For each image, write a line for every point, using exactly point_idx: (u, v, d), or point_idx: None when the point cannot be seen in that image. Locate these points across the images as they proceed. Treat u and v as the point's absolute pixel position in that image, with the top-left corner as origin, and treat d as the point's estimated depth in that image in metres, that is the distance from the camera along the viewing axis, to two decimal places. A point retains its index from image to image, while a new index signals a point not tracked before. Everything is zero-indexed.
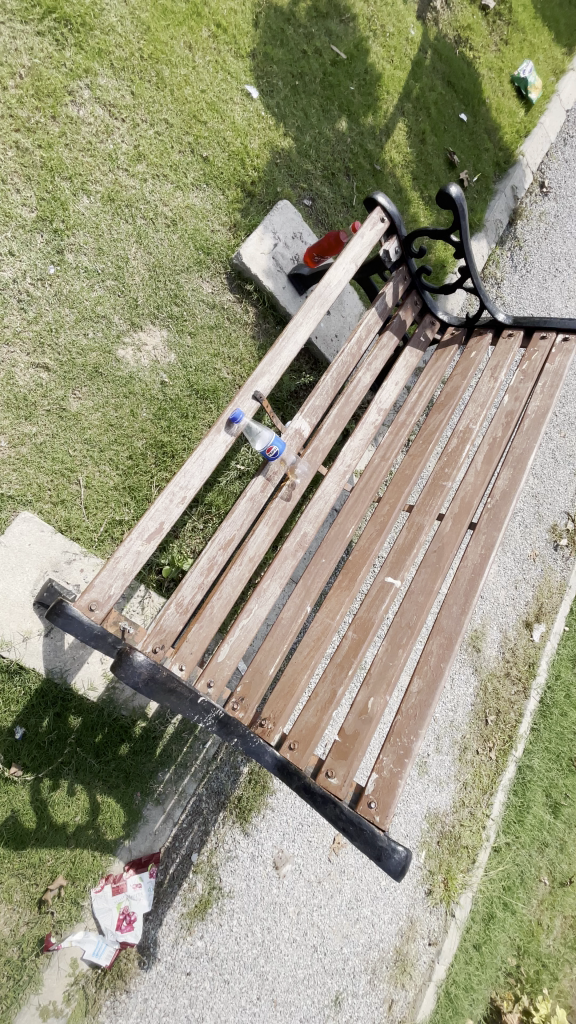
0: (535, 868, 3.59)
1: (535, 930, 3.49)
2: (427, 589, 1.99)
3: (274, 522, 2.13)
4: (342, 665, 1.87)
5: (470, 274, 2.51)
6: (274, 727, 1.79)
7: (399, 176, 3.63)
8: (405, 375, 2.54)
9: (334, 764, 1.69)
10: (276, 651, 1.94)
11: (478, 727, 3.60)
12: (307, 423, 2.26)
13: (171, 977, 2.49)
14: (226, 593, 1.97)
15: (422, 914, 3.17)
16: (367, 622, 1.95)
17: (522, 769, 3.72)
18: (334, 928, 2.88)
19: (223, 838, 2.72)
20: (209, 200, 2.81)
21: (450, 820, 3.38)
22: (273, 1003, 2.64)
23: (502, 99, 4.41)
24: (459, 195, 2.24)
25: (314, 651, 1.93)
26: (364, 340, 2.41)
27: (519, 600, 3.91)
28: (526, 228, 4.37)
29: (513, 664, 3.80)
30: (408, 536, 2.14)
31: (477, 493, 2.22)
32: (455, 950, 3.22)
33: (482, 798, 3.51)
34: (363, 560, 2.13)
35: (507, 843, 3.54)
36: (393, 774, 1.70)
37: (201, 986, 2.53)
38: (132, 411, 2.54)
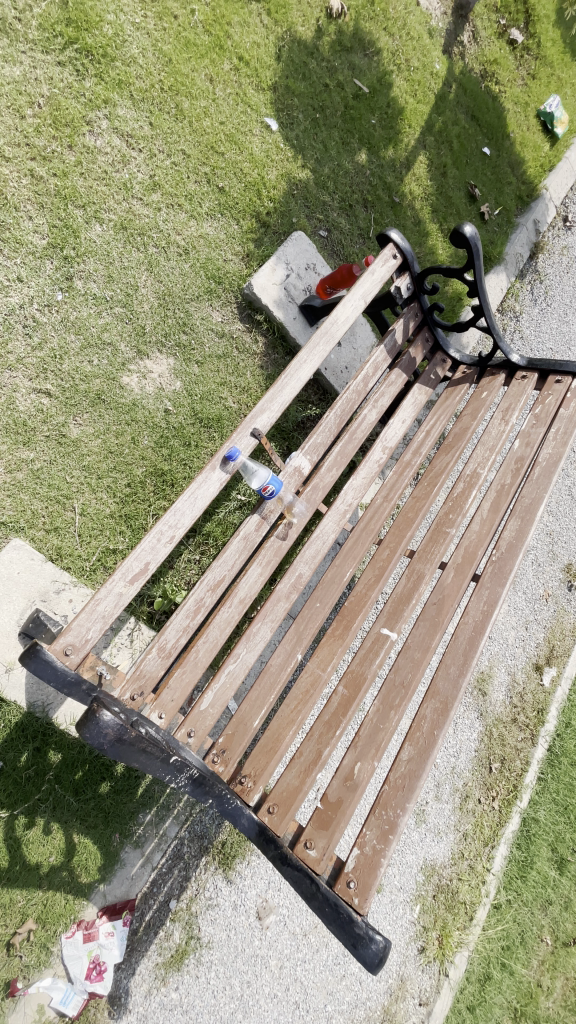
0: (537, 927, 3.36)
1: (534, 993, 3.25)
2: (424, 646, 1.89)
3: (267, 561, 2.04)
4: (329, 724, 1.76)
5: (483, 312, 2.43)
6: (254, 787, 1.70)
7: (419, 207, 3.60)
8: (413, 411, 2.44)
9: (314, 834, 1.59)
10: (262, 703, 1.85)
11: (482, 774, 3.42)
12: (307, 460, 2.18)
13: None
14: (213, 637, 1.89)
15: (413, 972, 2.99)
16: (359, 676, 1.84)
17: (527, 821, 3.51)
18: (318, 984, 2.71)
19: (204, 885, 2.60)
20: (223, 230, 2.81)
21: (447, 874, 3.19)
22: None
23: (527, 133, 4.39)
24: (474, 234, 2.17)
25: (301, 705, 1.83)
26: (371, 377, 2.33)
27: (529, 642, 3.74)
28: (548, 261, 4.31)
29: (521, 709, 3.62)
30: (407, 585, 2.03)
31: (482, 542, 2.12)
32: (447, 1012, 3.02)
33: (483, 851, 3.32)
34: (360, 608, 2.02)
35: (508, 900, 3.32)
36: (376, 851, 1.58)
37: None
38: (133, 439, 2.50)
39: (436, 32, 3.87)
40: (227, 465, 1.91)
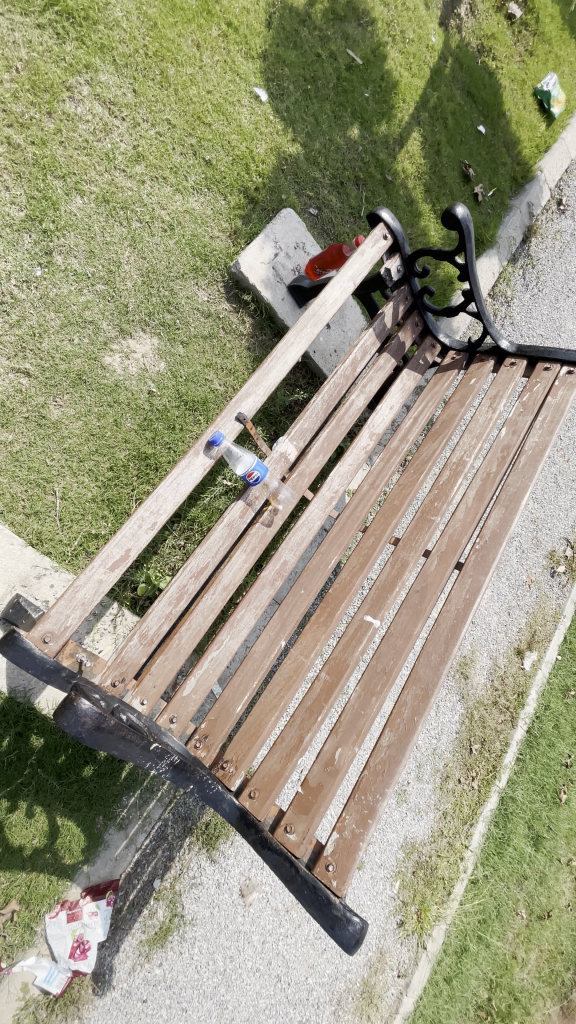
0: (513, 901, 3.47)
1: (509, 964, 3.37)
2: (406, 633, 1.89)
3: (252, 548, 2.02)
4: (312, 711, 1.76)
5: (474, 296, 2.39)
6: (235, 772, 1.71)
7: (411, 187, 3.52)
8: (402, 397, 2.41)
9: (294, 818, 1.60)
10: (245, 690, 1.85)
11: (462, 756, 3.49)
12: (293, 446, 2.14)
13: (126, 1005, 2.42)
14: (196, 623, 1.87)
15: (392, 945, 3.08)
16: (342, 663, 1.84)
17: (505, 800, 3.60)
18: (299, 957, 2.78)
19: (188, 864, 2.63)
20: (210, 205, 2.73)
21: (427, 851, 3.27)
22: None
23: (523, 112, 4.30)
24: (466, 216, 2.13)
25: (284, 691, 1.83)
26: (359, 361, 2.30)
27: (511, 627, 3.79)
28: (540, 245, 4.25)
29: (501, 692, 3.68)
30: (391, 573, 2.03)
31: (466, 530, 2.12)
32: (425, 982, 3.12)
33: (461, 829, 3.41)
34: (344, 595, 2.02)
35: (484, 875, 3.43)
36: (355, 835, 1.59)
37: (157, 1014, 2.45)
38: (116, 422, 2.45)
39: (432, 2, 3.75)
40: (209, 452, 1.87)
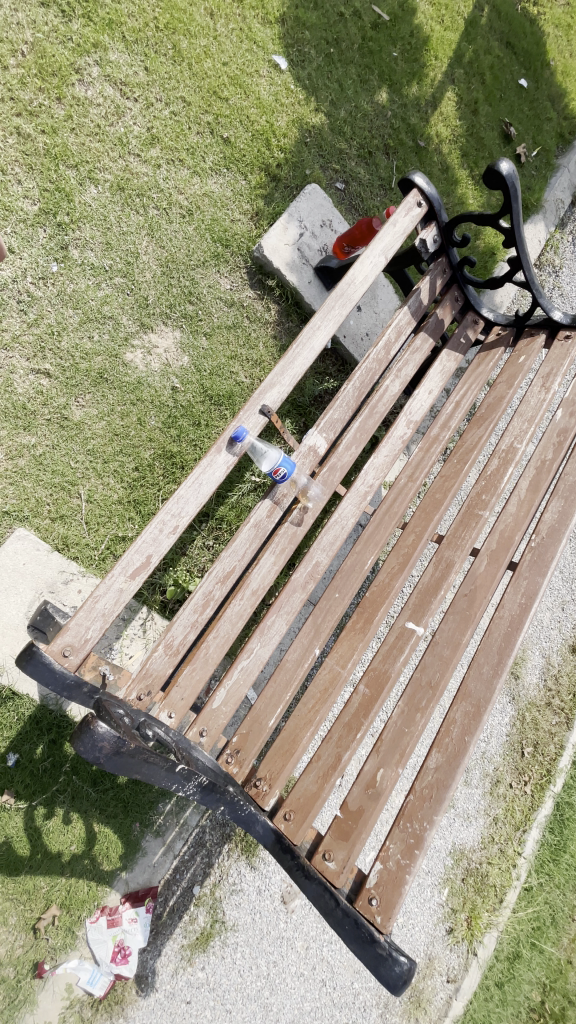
0: (569, 908, 3.27)
1: (563, 969, 3.16)
2: (454, 642, 1.71)
3: (282, 549, 1.88)
4: (350, 726, 1.61)
5: (522, 265, 2.15)
6: (269, 790, 1.61)
7: (446, 151, 3.25)
8: (441, 380, 2.21)
9: (333, 845, 1.45)
10: (278, 702, 1.74)
11: (513, 759, 3.29)
12: (323, 439, 1.99)
13: (170, 1006, 2.38)
14: (224, 632, 1.76)
15: (441, 952, 2.94)
16: (382, 675, 1.67)
17: (561, 806, 3.38)
18: (345, 963, 2.69)
19: (228, 871, 2.57)
20: (229, 187, 2.59)
21: (477, 858, 3.10)
22: None
23: (569, 61, 3.91)
24: (511, 172, 1.89)
25: (319, 704, 1.70)
26: (394, 343, 2.11)
27: (565, 623, 3.52)
28: None
29: (555, 693, 3.44)
30: (436, 573, 1.83)
31: (519, 527, 1.91)
32: (475, 987, 2.96)
33: (514, 835, 3.21)
34: (382, 599, 1.85)
35: (539, 884, 3.22)
36: (400, 866, 1.45)
37: (201, 1015, 2.40)
38: (139, 420, 2.36)
39: None
40: (232, 450, 1.76)
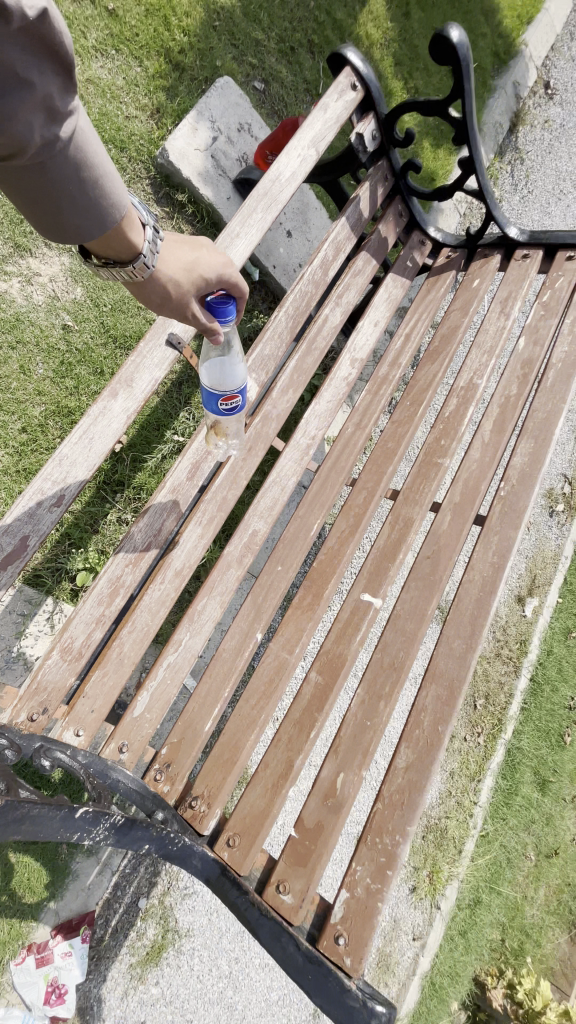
0: (522, 845, 3.31)
1: (520, 905, 3.26)
2: (420, 614, 1.45)
3: (210, 519, 1.54)
4: (301, 724, 1.34)
5: (475, 169, 1.82)
6: (209, 811, 1.31)
7: (377, 58, 2.87)
8: (387, 310, 1.91)
9: (288, 874, 1.20)
10: (214, 701, 1.44)
11: (466, 713, 3.25)
12: (253, 380, 1.64)
13: None
14: (142, 625, 1.42)
15: (405, 910, 2.93)
16: (338, 658, 1.41)
17: (511, 752, 3.38)
18: None
19: (178, 875, 2.31)
20: (120, 73, 2.11)
21: (435, 814, 3.10)
22: None
23: None
24: (463, 43, 1.54)
25: (264, 699, 1.42)
26: (331, 264, 1.77)
27: (511, 574, 3.47)
28: (528, 138, 3.66)
29: (503, 643, 3.41)
30: (395, 534, 1.58)
31: (485, 475, 1.66)
32: (440, 941, 2.99)
33: (469, 786, 3.19)
34: (333, 569, 1.58)
35: (494, 828, 3.24)
36: (371, 892, 1.21)
37: None
38: (23, 368, 1.90)
39: None
40: (161, 244, 1.01)
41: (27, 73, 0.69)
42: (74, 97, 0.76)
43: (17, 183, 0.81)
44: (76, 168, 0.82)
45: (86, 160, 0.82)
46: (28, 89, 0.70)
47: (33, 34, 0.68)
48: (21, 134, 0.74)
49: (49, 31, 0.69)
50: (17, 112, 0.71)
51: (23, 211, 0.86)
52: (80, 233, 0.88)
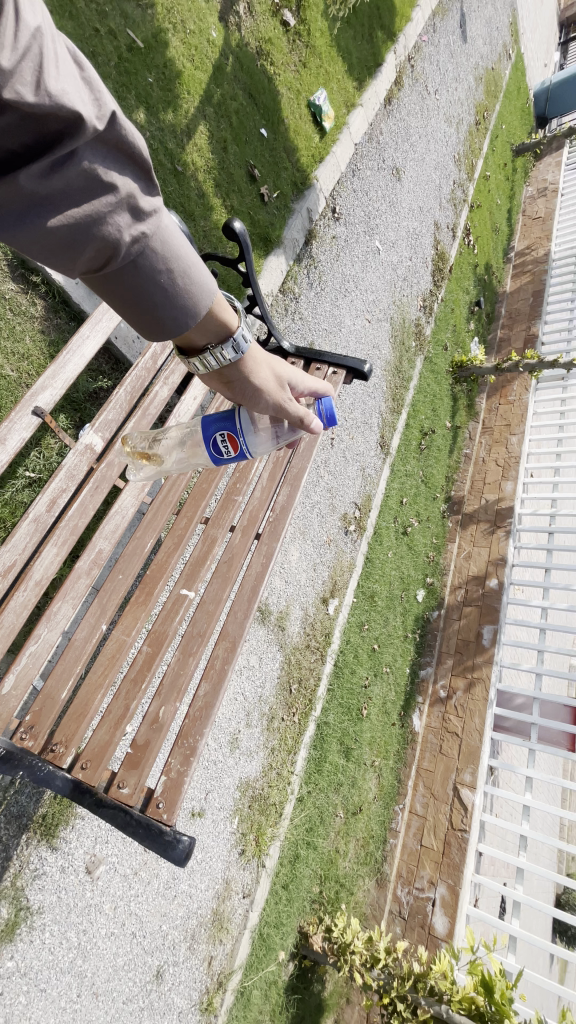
0: (332, 805, 4.01)
1: (333, 856, 3.93)
2: (216, 599, 2.20)
3: (64, 541, 2.07)
4: (136, 680, 1.98)
5: (258, 303, 2.72)
6: (66, 750, 1.84)
7: (201, 179, 3.68)
8: (203, 388, 2.67)
9: (126, 775, 1.83)
10: (69, 675, 1.96)
11: (284, 696, 3.93)
12: (99, 438, 2.23)
13: None
14: (9, 623, 1.89)
15: (236, 872, 3.42)
16: (162, 634, 2.09)
17: (320, 725, 4.11)
18: (153, 910, 3.02)
19: (28, 859, 2.70)
20: None
21: (259, 784, 3.66)
22: (94, 995, 2.75)
23: (299, 123, 4.62)
24: (243, 231, 2.40)
25: (108, 669, 2.00)
26: (159, 356, 2.48)
27: (317, 580, 4.34)
28: (321, 249, 4.84)
29: (312, 635, 4.22)
30: (202, 548, 2.31)
31: (262, 505, 2.49)
32: (266, 895, 3.51)
33: (288, 758, 3.85)
34: (160, 575, 2.22)
35: (308, 790, 3.90)
36: (180, 773, 1.86)
37: (16, 1001, 2.54)
38: None
39: None
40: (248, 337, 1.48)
41: (121, 190, 1.02)
42: (155, 200, 1.09)
43: (124, 290, 1.13)
44: (161, 258, 1.12)
45: (171, 254, 1.14)
46: (125, 204, 1.03)
47: (119, 159, 1.02)
48: (116, 236, 1.04)
49: (131, 156, 1.04)
50: (119, 223, 1.03)
51: (129, 313, 1.18)
52: (173, 322, 1.21)
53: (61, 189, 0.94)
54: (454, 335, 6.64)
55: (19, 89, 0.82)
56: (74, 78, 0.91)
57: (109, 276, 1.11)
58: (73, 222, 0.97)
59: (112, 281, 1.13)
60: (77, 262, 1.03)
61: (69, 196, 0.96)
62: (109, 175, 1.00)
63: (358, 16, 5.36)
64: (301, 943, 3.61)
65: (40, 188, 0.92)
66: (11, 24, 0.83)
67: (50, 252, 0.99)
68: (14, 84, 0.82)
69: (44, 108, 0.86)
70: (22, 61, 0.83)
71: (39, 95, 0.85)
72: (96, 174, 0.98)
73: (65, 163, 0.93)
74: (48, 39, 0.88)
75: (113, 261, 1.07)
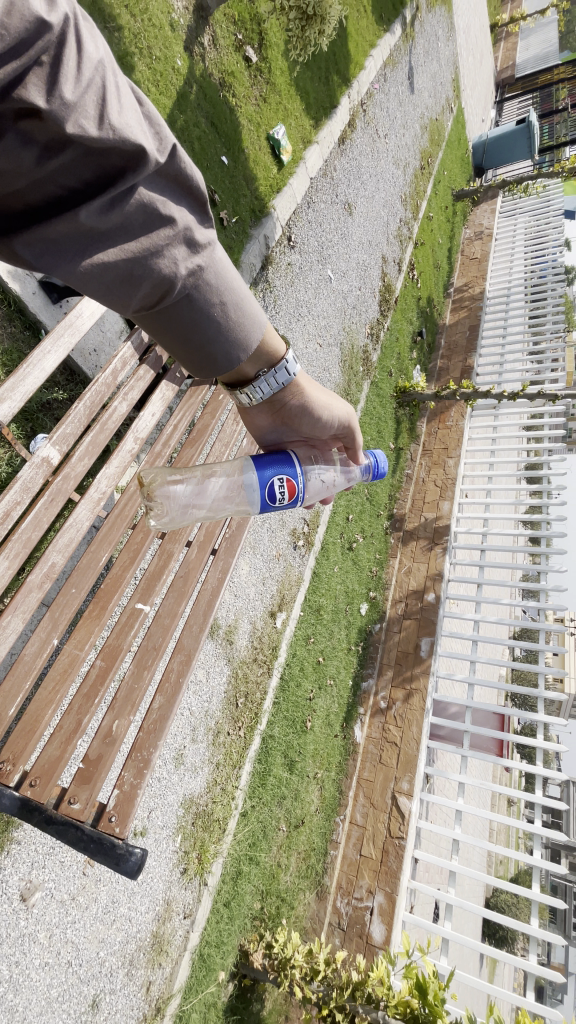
0: (275, 819, 4.03)
1: (275, 871, 3.94)
2: (172, 614, 2.28)
3: (16, 554, 2.05)
4: (89, 696, 2.03)
5: None
6: (13, 768, 1.83)
7: None
8: (162, 405, 2.73)
9: (77, 790, 1.90)
10: (17, 691, 1.93)
11: (230, 710, 3.95)
12: (56, 450, 2.23)
13: None
14: None
15: (177, 892, 3.37)
16: (116, 648, 2.13)
17: (265, 739, 4.14)
18: (90, 936, 2.94)
19: None
20: None
21: (203, 800, 3.64)
22: None
23: (259, 153, 4.82)
24: None
25: (59, 684, 1.99)
26: (120, 372, 2.51)
27: (266, 594, 4.43)
28: (276, 274, 5.02)
29: (260, 648, 4.28)
30: (159, 563, 2.38)
31: (219, 522, 2.59)
32: (207, 914, 3.49)
33: (232, 772, 3.86)
34: (115, 589, 2.24)
35: (252, 804, 3.90)
36: (132, 787, 1.97)
37: None
38: None
39: (177, 27, 4.03)
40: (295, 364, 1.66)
41: (178, 224, 1.14)
42: (206, 234, 1.22)
43: (177, 320, 1.26)
44: (214, 291, 1.27)
45: (223, 286, 1.29)
46: (181, 237, 1.15)
47: (171, 192, 1.14)
48: (174, 270, 1.16)
49: (183, 187, 1.17)
50: (176, 255, 1.15)
51: (183, 341, 1.32)
52: (222, 350, 1.36)
53: (119, 223, 1.06)
54: (398, 363, 7.05)
55: (82, 123, 0.91)
56: (136, 115, 1.01)
57: (165, 306, 1.23)
58: (131, 255, 1.10)
59: (168, 312, 1.25)
60: (135, 292, 1.16)
61: (127, 228, 1.08)
62: (165, 209, 1.12)
63: (316, 58, 5.69)
64: (241, 961, 3.60)
65: (100, 223, 1.03)
66: (76, 57, 0.90)
67: (109, 280, 1.11)
68: (78, 117, 0.90)
69: (107, 141, 0.95)
70: (86, 95, 0.91)
71: (103, 129, 0.94)
72: (154, 208, 1.10)
73: (126, 198, 1.05)
74: (109, 73, 0.97)
75: (169, 293, 1.20)
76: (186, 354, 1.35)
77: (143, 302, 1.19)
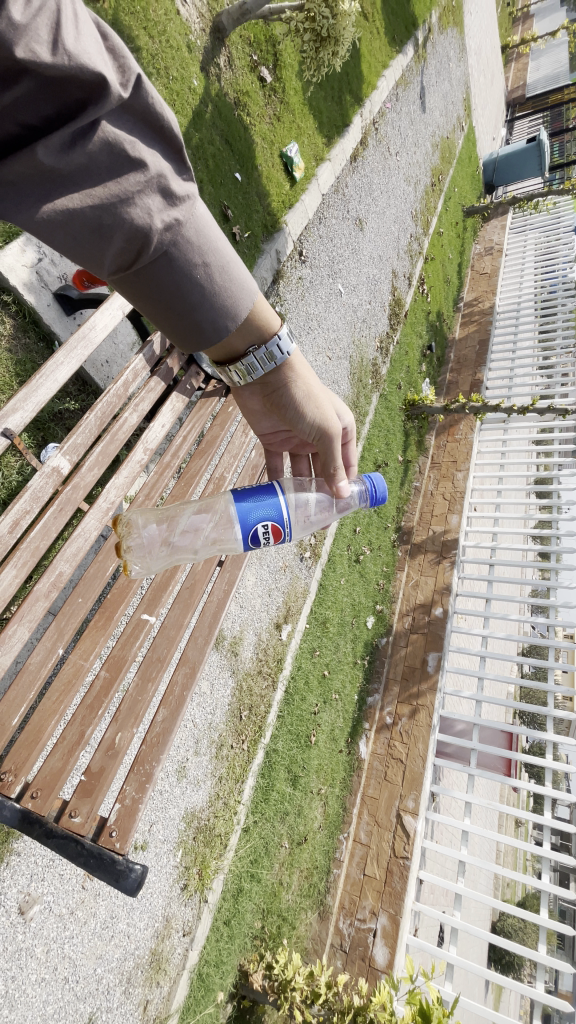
0: (278, 835, 3.96)
1: (276, 890, 3.86)
2: (178, 625, 2.28)
3: (24, 563, 2.05)
4: (92, 707, 2.01)
5: None
6: (15, 780, 1.81)
7: None
8: (172, 417, 2.75)
9: (78, 803, 1.88)
10: (21, 701, 1.92)
11: (234, 722, 3.91)
12: (66, 460, 2.25)
13: None
14: None
15: (177, 909, 3.31)
16: (121, 659, 2.12)
17: (269, 753, 4.09)
18: (87, 953, 2.89)
19: None
20: None
21: (205, 815, 3.59)
22: None
23: (272, 169, 4.90)
24: None
25: (63, 695, 1.98)
26: (130, 383, 2.54)
27: (271, 605, 4.41)
28: (287, 288, 5.08)
29: (264, 661, 4.25)
30: (166, 574, 2.38)
31: None
32: (207, 932, 3.42)
33: (234, 787, 3.81)
34: (121, 599, 2.24)
35: (254, 820, 3.84)
36: (134, 801, 1.95)
37: None
38: None
39: (194, 48, 4.13)
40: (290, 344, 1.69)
41: (149, 169, 1.15)
42: (183, 187, 1.24)
43: (155, 276, 1.28)
44: (195, 251, 1.29)
45: (205, 247, 1.30)
46: (153, 185, 1.16)
47: (137, 128, 1.14)
48: (149, 221, 1.18)
49: (149, 124, 1.16)
50: (149, 205, 1.16)
51: (167, 305, 1.34)
52: (207, 313, 1.38)
53: (83, 163, 1.07)
54: (407, 376, 7.06)
55: (34, 48, 0.89)
56: (95, 46, 1.01)
57: (144, 264, 1.26)
58: (98, 201, 1.11)
59: (148, 271, 1.27)
60: (108, 245, 1.18)
61: (92, 170, 1.09)
62: (134, 151, 1.13)
63: (329, 78, 5.80)
64: (240, 982, 3.53)
65: (60, 162, 1.04)
66: None
67: (78, 229, 1.13)
68: (29, 41, 0.88)
69: (62, 69, 0.94)
70: (37, 18, 0.89)
71: (56, 54, 0.92)
72: (120, 149, 1.10)
73: (87, 135, 1.05)
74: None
75: (145, 249, 1.22)
76: (169, 318, 1.38)
77: (119, 256, 1.22)
